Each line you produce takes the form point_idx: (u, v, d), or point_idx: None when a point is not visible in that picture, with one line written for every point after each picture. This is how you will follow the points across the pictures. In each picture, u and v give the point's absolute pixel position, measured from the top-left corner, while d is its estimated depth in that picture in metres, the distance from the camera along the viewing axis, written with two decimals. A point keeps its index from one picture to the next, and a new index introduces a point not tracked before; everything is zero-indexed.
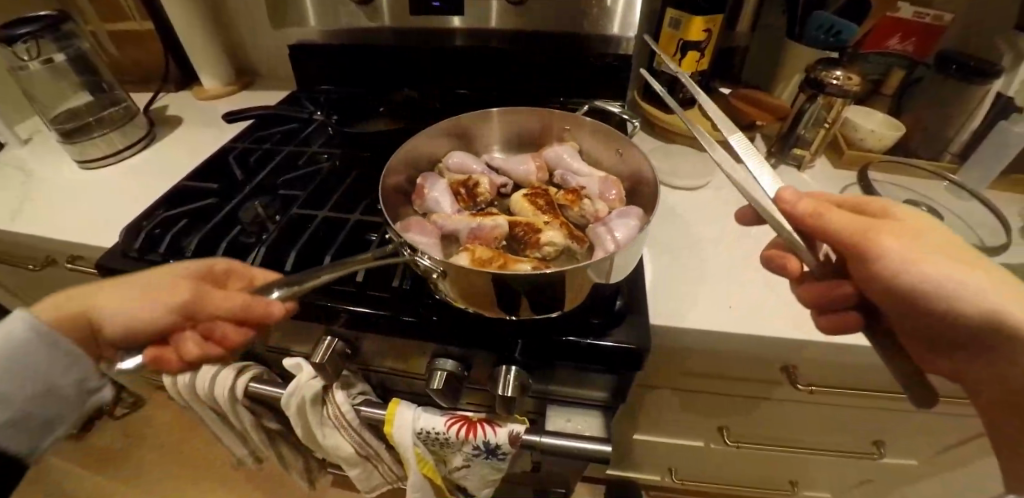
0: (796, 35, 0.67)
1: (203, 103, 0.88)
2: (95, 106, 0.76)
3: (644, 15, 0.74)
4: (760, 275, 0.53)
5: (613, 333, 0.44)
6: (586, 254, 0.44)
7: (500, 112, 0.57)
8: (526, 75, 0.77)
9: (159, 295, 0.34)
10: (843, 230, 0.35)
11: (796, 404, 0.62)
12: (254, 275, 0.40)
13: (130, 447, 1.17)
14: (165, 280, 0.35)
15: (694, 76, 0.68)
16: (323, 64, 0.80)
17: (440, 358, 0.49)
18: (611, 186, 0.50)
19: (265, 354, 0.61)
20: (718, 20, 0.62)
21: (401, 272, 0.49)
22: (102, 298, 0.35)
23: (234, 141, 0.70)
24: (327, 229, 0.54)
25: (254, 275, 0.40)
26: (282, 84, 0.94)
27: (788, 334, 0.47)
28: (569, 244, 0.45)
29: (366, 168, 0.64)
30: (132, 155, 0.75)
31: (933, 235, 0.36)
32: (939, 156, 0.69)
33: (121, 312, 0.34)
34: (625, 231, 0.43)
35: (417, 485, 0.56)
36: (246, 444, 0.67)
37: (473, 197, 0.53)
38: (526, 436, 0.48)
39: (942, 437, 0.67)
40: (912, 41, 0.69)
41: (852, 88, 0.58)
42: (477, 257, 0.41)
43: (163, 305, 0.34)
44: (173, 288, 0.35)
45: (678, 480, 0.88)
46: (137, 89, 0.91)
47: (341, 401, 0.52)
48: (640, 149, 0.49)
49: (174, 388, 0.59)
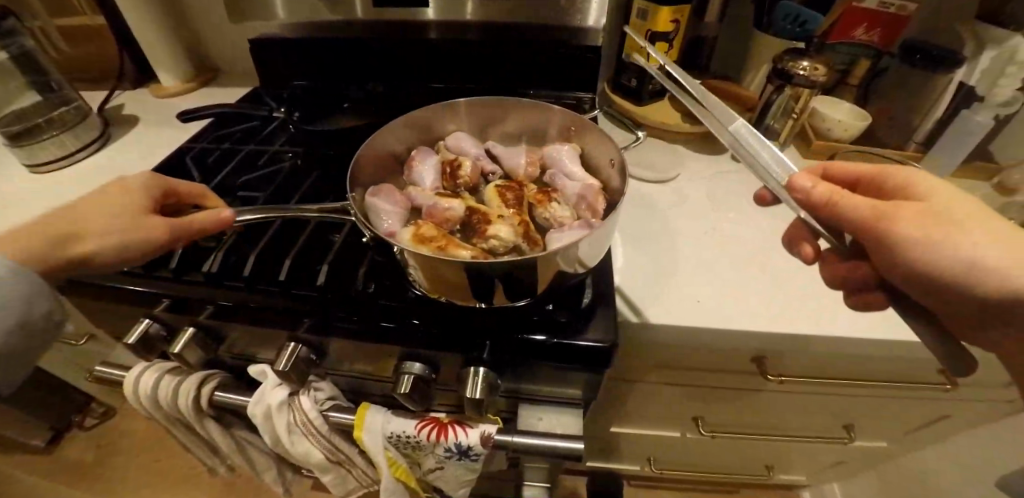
0: (763, 25, 0.67)
1: (161, 101, 0.85)
2: (44, 106, 0.72)
3: (613, 6, 0.73)
4: (730, 267, 0.53)
5: (582, 331, 0.44)
6: (532, 254, 0.41)
7: (468, 104, 0.52)
8: (525, 73, 0.75)
9: (132, 226, 0.40)
10: (861, 211, 0.36)
11: (767, 393, 0.62)
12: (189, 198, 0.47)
13: (102, 458, 1.13)
14: (128, 216, 0.40)
15: (664, 67, 0.67)
16: (286, 59, 0.78)
17: (407, 361, 0.48)
18: (590, 195, 0.45)
19: (231, 361, 0.60)
20: (686, 11, 0.62)
21: (365, 273, 0.48)
22: (76, 240, 0.38)
23: (192, 141, 0.67)
24: (288, 232, 0.53)
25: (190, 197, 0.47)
26: (245, 81, 0.90)
27: (756, 325, 0.47)
28: (519, 243, 0.41)
29: (331, 167, 0.62)
30: (86, 157, 0.72)
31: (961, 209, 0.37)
32: (905, 145, 0.69)
33: (109, 248, 0.39)
34: (572, 234, 0.41)
35: (391, 489, 0.55)
36: (216, 453, 0.66)
37: (455, 178, 0.49)
38: (497, 436, 0.48)
39: (909, 419, 0.68)
40: (878, 31, 0.67)
41: (819, 78, 0.58)
42: (419, 234, 0.42)
43: (145, 234, 0.40)
44: (142, 221, 0.40)
45: (658, 469, 0.89)
46: (90, 87, 0.87)
47: (308, 408, 0.50)
48: (614, 142, 0.45)
49: (137, 401, 0.56)
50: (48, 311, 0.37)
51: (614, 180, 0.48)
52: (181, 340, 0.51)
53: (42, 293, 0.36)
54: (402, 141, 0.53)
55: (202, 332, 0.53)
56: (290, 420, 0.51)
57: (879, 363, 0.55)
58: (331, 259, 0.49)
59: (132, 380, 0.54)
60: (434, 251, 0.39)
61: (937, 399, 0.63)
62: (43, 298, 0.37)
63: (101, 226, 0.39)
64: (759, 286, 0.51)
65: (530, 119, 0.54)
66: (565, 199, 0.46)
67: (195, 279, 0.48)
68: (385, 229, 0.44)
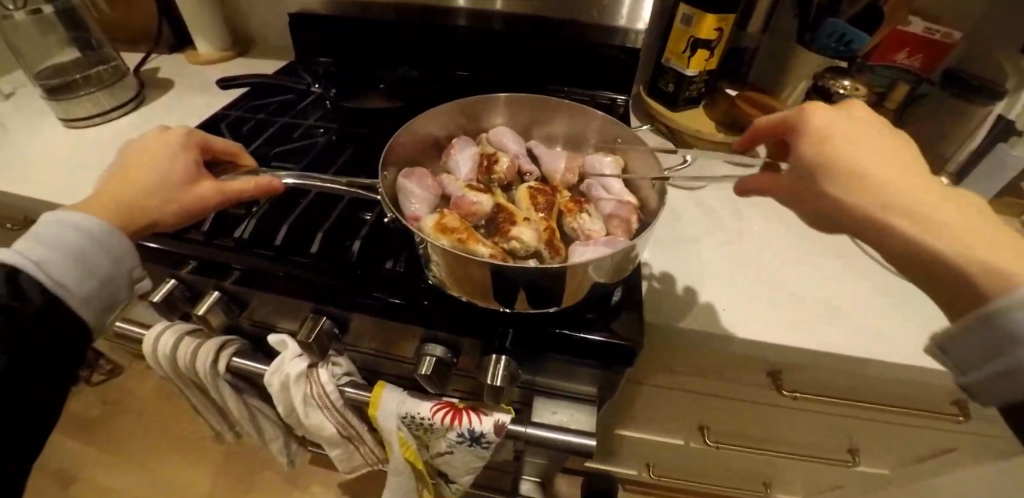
0: (807, 40, 0.65)
1: (195, 68, 0.85)
2: (82, 64, 0.73)
3: (655, 10, 0.73)
4: (755, 280, 0.53)
5: (606, 329, 0.44)
6: (550, 264, 0.41)
7: (510, 99, 0.53)
8: (534, 69, 0.75)
9: (177, 182, 0.40)
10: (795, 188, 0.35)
11: (778, 408, 0.62)
12: (225, 146, 0.46)
13: (106, 415, 1.15)
14: (173, 169, 0.40)
15: (703, 75, 0.68)
16: (324, 36, 0.78)
17: (429, 343, 0.49)
18: (621, 212, 0.44)
19: (250, 329, 0.60)
20: (729, 20, 0.62)
21: (395, 254, 0.49)
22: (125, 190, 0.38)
23: (227, 109, 0.68)
24: (319, 208, 0.53)
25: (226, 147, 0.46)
26: (279, 54, 0.90)
27: (777, 339, 0.47)
28: (541, 248, 0.41)
29: (364, 146, 0.63)
30: (121, 116, 0.73)
31: (896, 172, 0.30)
32: (937, 173, 0.69)
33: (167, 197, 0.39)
34: (596, 250, 0.40)
35: (399, 468, 0.56)
36: (226, 419, 0.67)
37: (490, 173, 0.49)
38: (510, 426, 0.48)
39: (915, 448, 0.68)
40: (918, 57, 0.68)
41: (859, 98, 0.58)
42: (442, 223, 0.42)
43: (195, 189, 0.40)
44: (188, 177, 0.40)
45: (656, 476, 0.89)
46: (126, 49, 0.88)
47: (326, 381, 0.51)
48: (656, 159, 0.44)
49: (155, 362, 0.57)
50: (131, 268, 0.38)
51: (650, 200, 0.45)
52: (206, 303, 0.52)
53: (129, 250, 0.37)
54: (445, 125, 0.53)
55: (227, 298, 0.53)
56: (307, 392, 0.51)
57: (893, 388, 0.55)
58: (363, 237, 0.49)
59: (151, 339, 0.55)
60: (455, 244, 0.39)
61: (947, 430, 0.62)
62: (132, 256, 0.37)
63: (149, 182, 0.38)
64: (784, 301, 0.51)
65: (572, 118, 0.53)
66: (597, 213, 0.45)
67: (226, 244, 0.49)
68: (410, 213, 0.44)
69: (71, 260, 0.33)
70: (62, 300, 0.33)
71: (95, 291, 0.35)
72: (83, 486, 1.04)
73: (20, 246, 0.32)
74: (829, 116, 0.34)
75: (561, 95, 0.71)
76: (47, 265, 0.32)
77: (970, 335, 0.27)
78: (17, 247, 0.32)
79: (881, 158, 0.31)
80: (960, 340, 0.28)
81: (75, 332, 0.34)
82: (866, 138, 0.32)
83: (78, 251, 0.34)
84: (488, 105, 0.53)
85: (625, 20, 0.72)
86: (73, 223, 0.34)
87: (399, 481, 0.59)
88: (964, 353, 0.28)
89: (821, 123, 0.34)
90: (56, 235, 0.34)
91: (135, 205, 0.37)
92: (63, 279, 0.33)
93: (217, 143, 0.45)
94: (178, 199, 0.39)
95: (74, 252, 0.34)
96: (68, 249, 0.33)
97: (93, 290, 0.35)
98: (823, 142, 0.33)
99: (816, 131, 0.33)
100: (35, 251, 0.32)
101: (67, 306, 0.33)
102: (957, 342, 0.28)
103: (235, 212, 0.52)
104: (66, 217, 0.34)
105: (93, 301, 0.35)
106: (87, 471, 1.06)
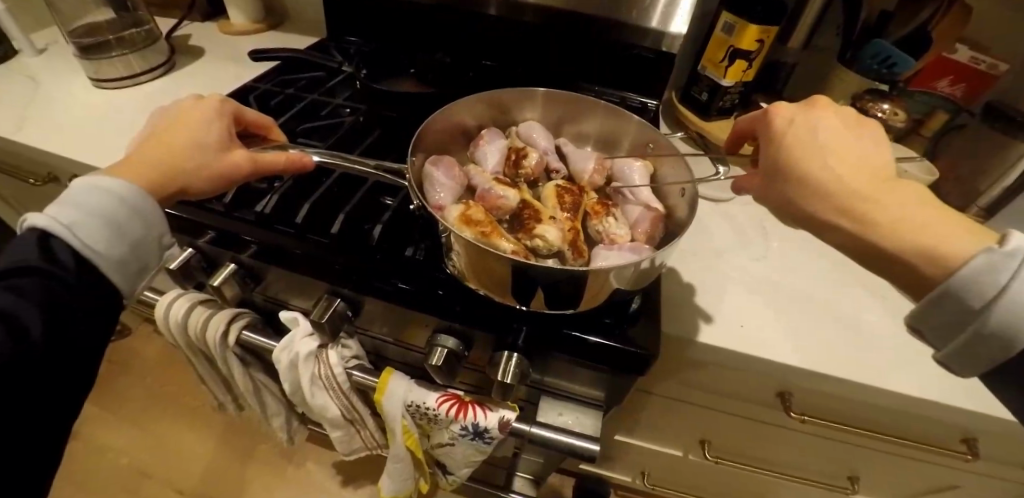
0: (848, 59, 0.65)
1: (226, 38, 0.85)
2: (116, 25, 0.73)
3: (695, 16, 0.72)
4: (775, 299, 0.52)
5: (621, 336, 0.43)
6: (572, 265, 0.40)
7: (545, 95, 0.52)
8: (554, 64, 0.74)
9: (211, 149, 0.40)
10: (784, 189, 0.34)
11: (782, 429, 0.62)
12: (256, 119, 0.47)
13: (111, 374, 1.16)
14: (207, 136, 0.40)
15: (738, 86, 0.66)
16: (358, 15, 0.78)
17: (442, 334, 0.48)
18: (648, 219, 0.43)
19: (262, 304, 0.61)
20: (773, 32, 0.61)
21: (416, 242, 0.48)
22: (160, 152, 0.38)
23: (256, 82, 0.68)
24: (341, 188, 0.53)
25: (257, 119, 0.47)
26: (309, 30, 0.90)
27: (794, 361, 0.46)
28: (564, 249, 0.41)
29: (390, 129, 0.62)
30: (150, 81, 0.73)
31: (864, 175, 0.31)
32: (967, 207, 0.67)
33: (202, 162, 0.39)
34: (620, 255, 0.39)
35: (399, 455, 0.57)
36: (231, 389, 0.67)
37: (517, 169, 0.49)
38: (515, 424, 0.48)
39: (918, 482, 0.67)
40: (961, 86, 0.67)
41: (897, 124, 0.57)
42: (467, 215, 0.41)
43: (227, 156, 0.41)
44: (223, 145, 0.41)
45: (650, 485, 0.89)
46: (160, 13, 0.88)
47: (334, 362, 0.51)
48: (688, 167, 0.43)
49: (167, 328, 0.57)
50: (161, 232, 0.38)
51: (678, 209, 0.44)
52: (222, 274, 0.52)
53: (158, 213, 0.37)
54: (476, 116, 0.52)
55: (243, 271, 0.53)
56: (314, 372, 0.51)
57: (906, 421, 0.54)
58: (384, 221, 0.49)
59: (165, 305, 0.55)
60: (479, 237, 0.39)
61: (954, 467, 0.61)
62: (161, 219, 0.37)
63: (183, 146, 0.39)
64: (803, 323, 0.50)
65: (605, 120, 0.52)
66: (623, 218, 0.45)
67: (247, 217, 0.49)
68: (435, 202, 0.44)
69: (99, 223, 0.33)
70: (93, 262, 0.34)
71: (125, 254, 0.35)
72: (84, 442, 1.06)
73: (54, 208, 0.33)
74: (789, 115, 0.35)
75: (592, 92, 0.71)
76: (76, 228, 0.33)
77: (940, 308, 0.28)
78: (51, 209, 0.33)
79: (833, 153, 0.32)
80: (934, 313, 0.29)
81: (108, 293, 0.35)
82: (816, 131, 0.33)
83: (109, 215, 0.34)
84: (525, 98, 0.53)
85: (658, 20, 0.67)
86: (102, 185, 0.34)
87: (397, 468, 0.59)
88: (940, 325, 0.29)
89: (780, 124, 0.35)
90: (86, 198, 0.34)
91: (167, 170, 0.37)
92: (93, 242, 0.33)
93: (251, 115, 0.47)
94: (211, 166, 0.39)
95: (103, 216, 0.34)
96: (97, 212, 0.33)
97: (123, 253, 0.35)
98: (778, 143, 0.34)
99: (774, 132, 0.35)
100: (66, 213, 0.33)
101: (98, 268, 0.34)
102: (930, 316, 0.29)
103: (258, 185, 0.52)
104: (95, 180, 0.34)
105: (123, 264, 0.35)
106: (88, 427, 1.07)
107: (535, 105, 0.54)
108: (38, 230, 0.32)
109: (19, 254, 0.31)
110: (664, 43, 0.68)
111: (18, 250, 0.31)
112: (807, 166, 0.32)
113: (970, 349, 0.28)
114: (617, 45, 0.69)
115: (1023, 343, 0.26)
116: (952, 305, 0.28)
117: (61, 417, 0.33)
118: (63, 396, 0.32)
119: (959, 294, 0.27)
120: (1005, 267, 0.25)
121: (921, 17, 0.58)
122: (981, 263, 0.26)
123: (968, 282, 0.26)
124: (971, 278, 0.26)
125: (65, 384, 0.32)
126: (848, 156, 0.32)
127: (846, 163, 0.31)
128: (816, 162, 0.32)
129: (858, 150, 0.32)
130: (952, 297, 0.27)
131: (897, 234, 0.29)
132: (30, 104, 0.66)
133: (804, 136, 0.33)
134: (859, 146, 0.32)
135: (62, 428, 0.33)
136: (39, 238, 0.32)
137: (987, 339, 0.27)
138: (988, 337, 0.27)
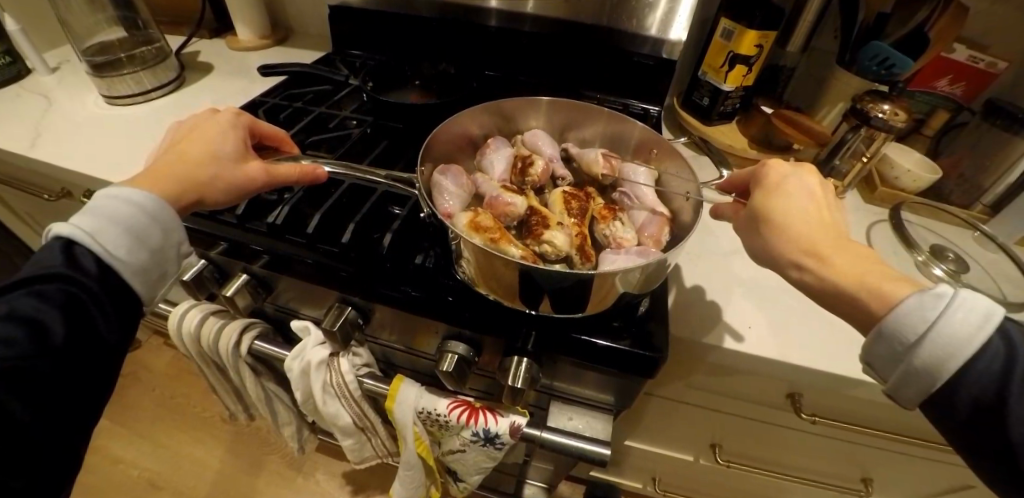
0: (847, 62, 0.65)
1: (235, 53, 0.87)
2: (128, 43, 0.75)
3: (694, 23, 0.74)
4: (785, 302, 0.52)
5: (631, 339, 0.44)
6: (580, 269, 0.41)
7: (550, 101, 0.53)
8: (557, 71, 0.75)
9: (227, 162, 0.41)
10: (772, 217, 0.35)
11: (796, 431, 0.61)
12: (265, 130, 0.48)
13: (120, 387, 1.17)
14: (226, 150, 0.42)
15: (739, 89, 0.67)
16: (361, 29, 0.79)
17: (452, 340, 0.49)
18: (655, 223, 0.44)
19: (274, 314, 0.62)
20: (771, 37, 0.62)
21: (426, 249, 0.49)
22: (176, 162, 0.39)
23: (265, 96, 0.69)
24: (351, 197, 0.53)
25: (266, 130, 0.48)
26: (313, 44, 0.92)
27: (805, 361, 0.46)
28: (571, 254, 0.41)
29: (399, 138, 0.64)
30: (160, 97, 0.75)
31: (824, 238, 0.33)
32: (971, 204, 0.68)
33: (225, 172, 0.41)
34: (626, 259, 0.40)
35: (410, 463, 0.57)
36: (241, 397, 0.68)
37: (524, 175, 0.49)
38: (526, 429, 0.48)
39: (933, 482, 0.66)
40: (961, 85, 0.68)
41: (898, 124, 0.57)
42: (476, 222, 0.42)
43: (243, 166, 0.42)
44: (239, 156, 0.42)
45: (661, 490, 0.88)
46: (170, 31, 0.91)
47: (346, 370, 0.51)
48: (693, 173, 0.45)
49: (179, 339, 0.57)
50: (178, 238, 0.38)
51: (684, 214, 0.45)
52: (235, 284, 0.52)
53: (177, 221, 0.38)
54: (482, 125, 0.54)
55: (254, 281, 0.54)
56: (325, 380, 0.52)
57: (919, 420, 0.53)
58: (394, 230, 0.49)
59: (178, 316, 0.56)
60: (490, 243, 0.39)
61: (970, 468, 0.61)
62: (180, 227, 0.38)
63: (203, 157, 0.40)
64: (817, 324, 0.50)
65: (612, 128, 0.53)
66: (630, 222, 0.45)
67: (259, 228, 0.49)
68: (444, 209, 0.45)
69: (120, 230, 0.34)
70: (115, 270, 0.34)
71: (144, 260, 0.36)
72: (96, 453, 1.06)
73: (77, 218, 0.34)
74: (783, 172, 0.37)
75: (593, 98, 0.72)
76: (98, 236, 0.34)
77: (878, 344, 0.30)
78: (73, 218, 0.34)
79: (807, 209, 0.34)
80: (873, 349, 0.31)
81: (129, 299, 0.36)
82: (796, 190, 0.35)
83: (130, 223, 0.35)
84: (530, 106, 0.54)
85: (657, 28, 0.70)
86: (123, 195, 0.35)
87: (407, 475, 0.59)
88: (877, 362, 0.31)
89: (774, 177, 0.37)
90: (107, 207, 0.35)
91: (190, 183, 0.39)
92: (112, 251, 0.34)
93: (265, 127, 0.48)
94: (230, 177, 0.41)
95: (124, 225, 0.35)
96: (118, 221, 0.34)
97: (144, 260, 0.36)
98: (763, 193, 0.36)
99: (767, 188, 0.36)
100: (88, 222, 0.34)
101: (120, 275, 0.35)
102: (871, 352, 0.31)
103: (268, 197, 0.53)
104: (117, 192, 0.35)
105: (142, 272, 0.36)
106: (99, 439, 1.08)
107: (542, 112, 0.55)
108: (61, 240, 0.33)
109: (43, 262, 0.32)
110: (664, 48, 0.70)
111: (43, 258, 0.32)
112: (783, 230, 0.34)
113: (903, 385, 0.30)
114: (620, 52, 0.71)
115: (946, 378, 0.28)
116: (889, 342, 0.30)
117: (83, 421, 0.34)
118: (85, 401, 0.33)
119: (894, 329, 0.29)
120: (933, 304, 0.28)
121: (918, 17, 0.59)
122: (914, 300, 0.29)
123: (902, 318, 0.29)
124: (905, 314, 0.29)
125: (85, 390, 0.33)
126: (814, 212, 0.34)
127: (815, 227, 0.33)
128: (791, 221, 0.34)
129: (824, 210, 0.34)
130: (888, 332, 0.29)
131: (849, 278, 0.31)
132: (44, 121, 0.67)
133: (787, 198, 0.35)
134: (824, 207, 0.35)
135: (82, 433, 0.34)
136: (63, 246, 0.33)
137: (918, 373, 0.29)
138: (920, 371, 0.29)
